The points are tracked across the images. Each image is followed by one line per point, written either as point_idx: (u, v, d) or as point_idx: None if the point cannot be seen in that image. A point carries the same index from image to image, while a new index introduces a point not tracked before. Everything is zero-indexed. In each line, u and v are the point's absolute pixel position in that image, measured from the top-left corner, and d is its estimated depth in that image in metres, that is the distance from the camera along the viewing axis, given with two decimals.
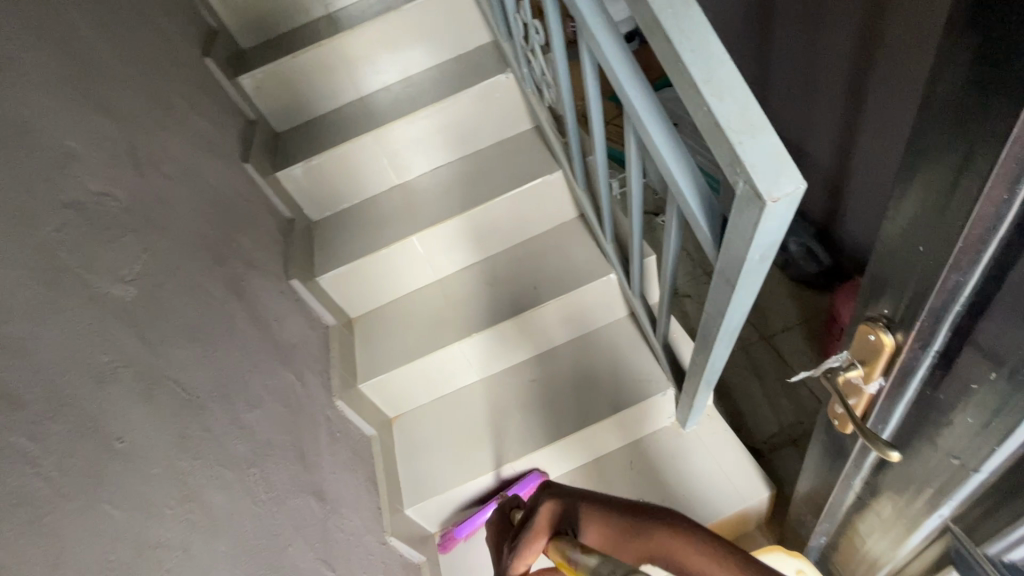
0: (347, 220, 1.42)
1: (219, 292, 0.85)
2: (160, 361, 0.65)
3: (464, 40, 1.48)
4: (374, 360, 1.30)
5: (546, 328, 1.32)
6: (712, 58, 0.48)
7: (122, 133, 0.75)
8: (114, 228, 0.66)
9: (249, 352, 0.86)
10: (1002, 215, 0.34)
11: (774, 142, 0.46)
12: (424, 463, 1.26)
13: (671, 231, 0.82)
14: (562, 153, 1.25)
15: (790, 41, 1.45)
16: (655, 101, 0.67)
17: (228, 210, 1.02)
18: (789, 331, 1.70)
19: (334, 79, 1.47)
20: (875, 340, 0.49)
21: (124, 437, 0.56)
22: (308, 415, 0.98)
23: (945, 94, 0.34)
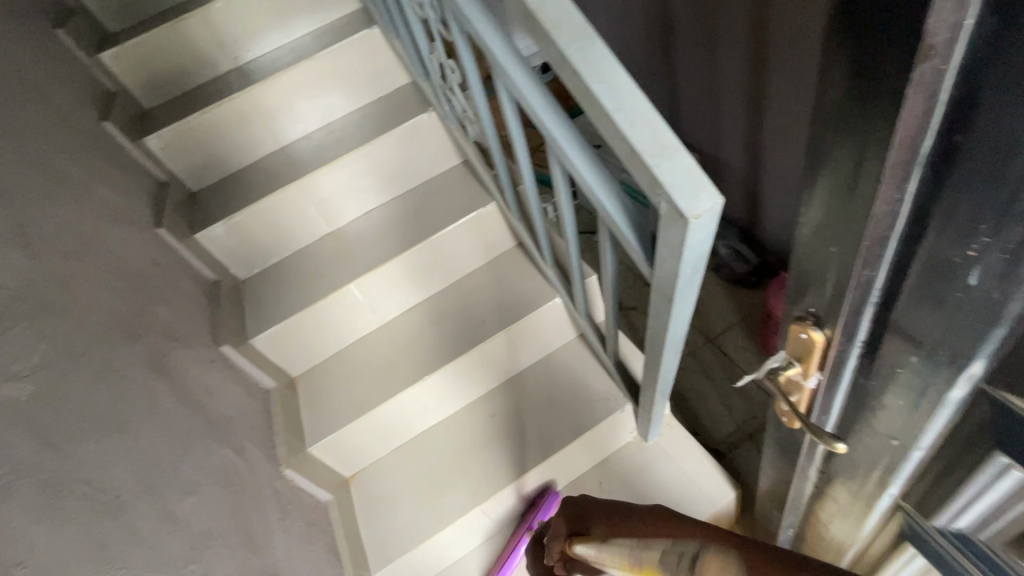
0: (279, 275, 1.36)
1: (137, 372, 0.78)
2: (68, 464, 0.58)
3: (383, 83, 1.48)
4: (322, 419, 1.23)
5: (499, 360, 1.30)
6: (620, 87, 0.50)
7: (5, 213, 0.68)
8: (2, 319, 0.59)
9: (177, 434, 0.79)
10: (896, 211, 0.37)
11: (688, 161, 0.48)
12: (388, 520, 1.19)
13: (606, 250, 0.83)
14: (493, 185, 1.26)
15: (691, 60, 1.55)
16: (574, 130, 0.68)
17: (142, 280, 0.94)
18: (731, 330, 1.77)
19: (251, 132, 1.42)
20: (807, 339, 0.51)
21: (25, 562, 0.48)
22: (253, 492, 0.90)
23: (833, 102, 0.36)
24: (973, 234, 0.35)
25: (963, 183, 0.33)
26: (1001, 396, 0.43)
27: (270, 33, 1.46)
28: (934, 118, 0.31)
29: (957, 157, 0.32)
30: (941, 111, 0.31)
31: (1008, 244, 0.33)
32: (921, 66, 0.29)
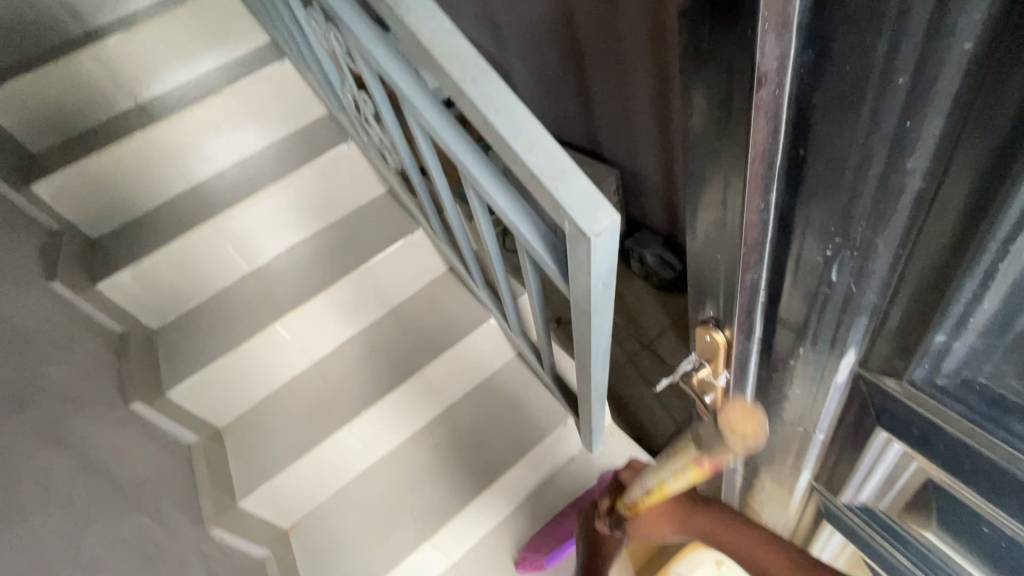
0: (196, 321, 1.27)
1: (26, 444, 0.70)
2: None
3: (298, 116, 1.45)
4: (254, 470, 1.15)
5: (439, 387, 1.29)
6: (516, 116, 0.52)
7: None
8: None
9: (81, 508, 0.71)
10: (764, 220, 0.40)
11: (584, 182, 0.50)
12: (334, 569, 1.13)
13: (529, 270, 0.85)
14: (417, 211, 1.26)
15: (601, 83, 1.63)
16: (484, 156, 0.70)
17: (32, 342, 0.86)
18: (664, 335, 1.84)
19: (156, 171, 1.34)
20: (712, 340, 0.52)
21: None
22: (176, 559, 0.83)
23: (694, 127, 0.38)
24: (829, 236, 0.39)
25: (813, 193, 0.37)
26: (877, 378, 0.47)
27: (172, 70, 1.40)
28: (779, 137, 0.35)
29: (804, 170, 0.36)
30: (783, 129, 0.34)
31: (856, 242, 0.38)
32: (759, 94, 0.32)
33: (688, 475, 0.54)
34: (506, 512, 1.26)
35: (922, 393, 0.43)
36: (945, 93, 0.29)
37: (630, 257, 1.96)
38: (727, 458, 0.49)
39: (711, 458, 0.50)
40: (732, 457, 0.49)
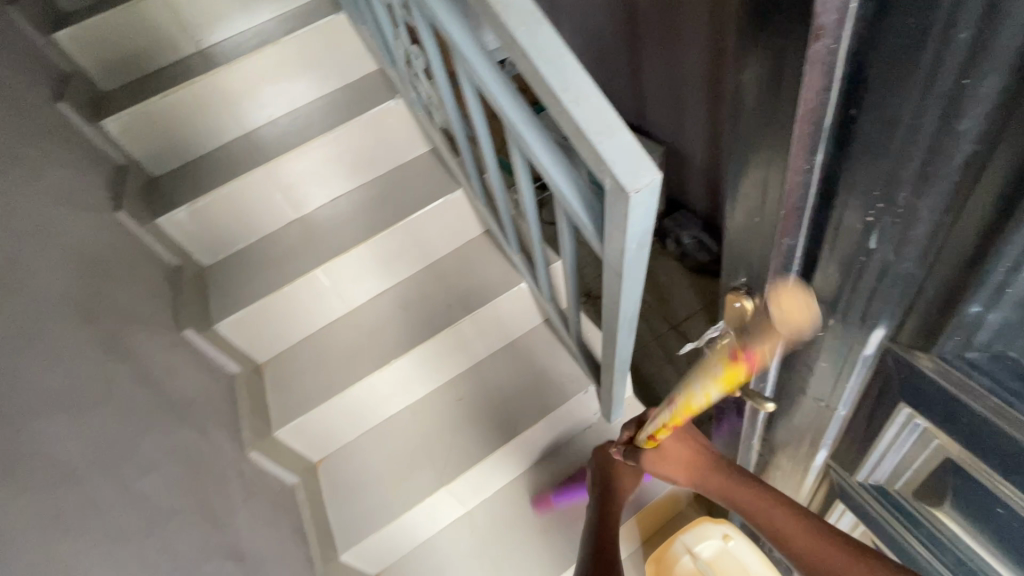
0: (244, 261, 1.34)
1: (92, 351, 0.77)
2: (24, 437, 0.58)
3: (349, 70, 1.48)
4: (288, 404, 1.23)
5: (466, 344, 1.32)
6: (567, 70, 0.52)
7: None
8: None
9: (137, 416, 0.78)
10: (807, 183, 0.39)
11: (628, 139, 0.51)
12: (357, 503, 1.20)
13: (564, 235, 0.86)
14: (459, 171, 1.28)
15: (653, 56, 1.58)
16: (531, 114, 0.71)
17: (99, 263, 0.93)
18: (693, 317, 1.83)
19: (214, 116, 1.40)
20: (741, 307, 0.53)
21: None
22: (217, 473, 0.91)
23: (746, 96, 0.39)
24: (872, 202, 0.39)
25: (859, 156, 0.37)
26: (908, 354, 0.48)
27: (234, 17, 1.44)
28: (831, 95, 0.35)
29: (853, 130, 0.36)
30: (835, 89, 0.34)
31: (899, 208, 0.38)
32: (813, 46, 0.31)
33: (718, 383, 0.52)
34: (520, 470, 1.30)
35: (954, 370, 0.45)
36: (1008, 48, 0.29)
37: (666, 237, 1.94)
38: (765, 344, 0.48)
39: (752, 345, 0.49)
40: (770, 344, 0.48)
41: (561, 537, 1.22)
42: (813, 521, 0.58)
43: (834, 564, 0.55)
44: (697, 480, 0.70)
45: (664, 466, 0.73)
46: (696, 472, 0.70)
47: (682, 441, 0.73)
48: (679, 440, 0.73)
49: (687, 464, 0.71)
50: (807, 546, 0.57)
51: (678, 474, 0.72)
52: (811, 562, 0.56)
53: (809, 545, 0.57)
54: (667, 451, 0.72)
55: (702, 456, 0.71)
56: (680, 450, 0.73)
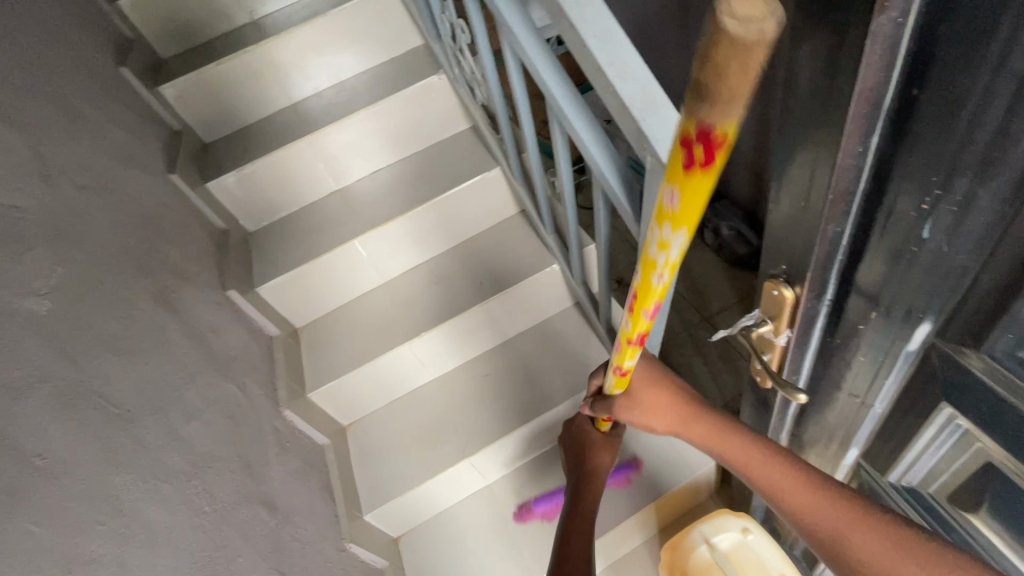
0: (286, 229, 1.39)
1: (146, 303, 0.82)
2: (84, 376, 0.62)
3: (394, 44, 1.49)
4: (322, 368, 1.27)
5: (496, 322, 1.34)
6: (614, 45, 0.52)
7: (30, 144, 0.72)
8: (25, 239, 0.63)
9: (183, 367, 0.82)
10: (859, 167, 0.38)
11: (673, 117, 0.50)
12: (382, 467, 1.24)
13: (600, 216, 0.85)
14: (497, 149, 1.28)
15: (703, 38, 1.53)
16: (574, 90, 0.70)
17: (153, 221, 0.98)
18: (727, 310, 1.78)
19: (264, 86, 1.44)
20: (779, 295, 0.51)
21: (45, 454, 0.52)
22: (253, 426, 0.95)
23: (802, 77, 0.38)
24: (929, 188, 0.37)
25: (919, 140, 0.35)
26: (954, 351, 0.47)
27: None
28: (893, 74, 0.33)
29: (914, 112, 0.34)
30: (898, 67, 0.33)
31: (958, 196, 0.37)
32: (878, 19, 0.30)
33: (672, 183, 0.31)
34: (541, 449, 1.31)
35: (1005, 367, 0.44)
36: None
37: (704, 227, 1.89)
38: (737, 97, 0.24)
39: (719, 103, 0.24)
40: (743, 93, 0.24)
41: None
42: (798, 469, 0.55)
43: (828, 518, 0.52)
44: (677, 427, 0.69)
45: (641, 414, 0.70)
46: (676, 421, 0.69)
47: (653, 385, 0.72)
48: (652, 385, 0.72)
49: (665, 411, 0.70)
50: (798, 501, 0.54)
51: (656, 422, 0.70)
52: (803, 513, 0.54)
53: (798, 495, 0.54)
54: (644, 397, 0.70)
55: (678, 403, 0.70)
56: (656, 397, 0.71)
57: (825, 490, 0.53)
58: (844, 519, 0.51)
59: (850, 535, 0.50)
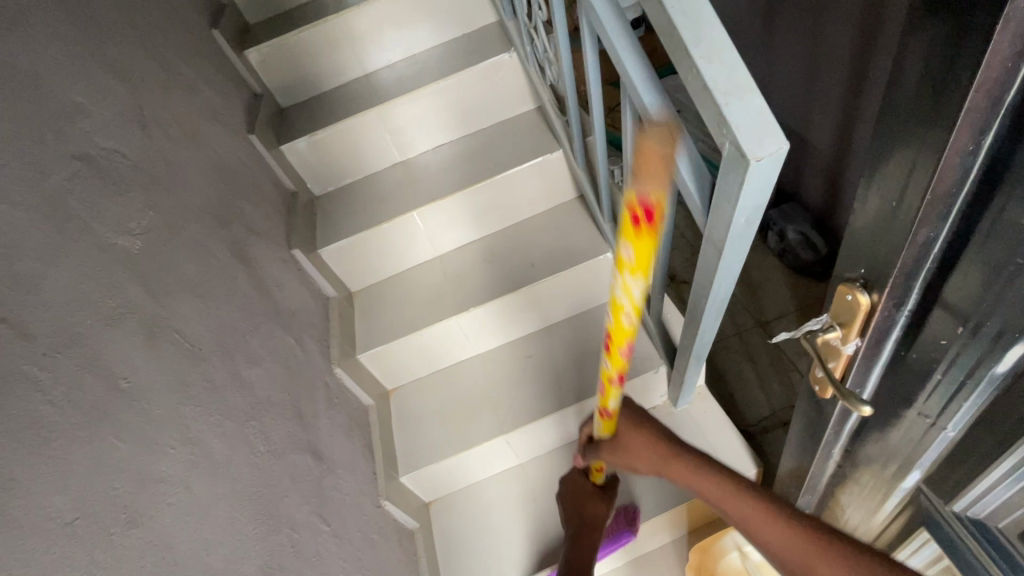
0: (350, 196, 1.44)
1: (222, 252, 0.87)
2: (165, 311, 0.67)
3: (467, 20, 1.49)
4: (373, 332, 1.32)
5: (543, 305, 1.34)
6: (702, 23, 0.50)
7: (129, 96, 0.78)
8: (121, 181, 0.69)
9: (249, 315, 0.88)
10: (965, 166, 0.36)
11: (758, 103, 0.48)
12: (420, 434, 1.28)
13: (665, 206, 0.82)
14: (562, 132, 1.27)
15: (790, 28, 1.45)
16: (650, 71, 0.67)
17: (232, 176, 1.04)
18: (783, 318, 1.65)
19: (339, 56, 1.48)
20: (852, 301, 0.48)
21: (130, 377, 0.57)
22: (307, 378, 1.00)
23: (908, 72, 0.36)
24: None
25: None
26: None
27: None
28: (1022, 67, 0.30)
29: None
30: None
31: None
32: None
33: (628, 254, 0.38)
34: (574, 436, 1.30)
35: None
36: None
37: (768, 229, 1.78)
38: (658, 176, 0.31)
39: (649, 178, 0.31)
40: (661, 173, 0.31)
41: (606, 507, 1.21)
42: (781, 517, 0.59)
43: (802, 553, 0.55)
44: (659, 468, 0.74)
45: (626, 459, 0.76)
46: (661, 464, 0.74)
47: (636, 432, 0.76)
48: (637, 433, 0.76)
49: (647, 455, 0.75)
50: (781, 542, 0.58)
51: (643, 462, 0.76)
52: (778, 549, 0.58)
53: (770, 529, 0.59)
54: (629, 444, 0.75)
55: (664, 445, 0.74)
56: (641, 443, 0.76)
57: (799, 526, 0.57)
58: (813, 552, 0.55)
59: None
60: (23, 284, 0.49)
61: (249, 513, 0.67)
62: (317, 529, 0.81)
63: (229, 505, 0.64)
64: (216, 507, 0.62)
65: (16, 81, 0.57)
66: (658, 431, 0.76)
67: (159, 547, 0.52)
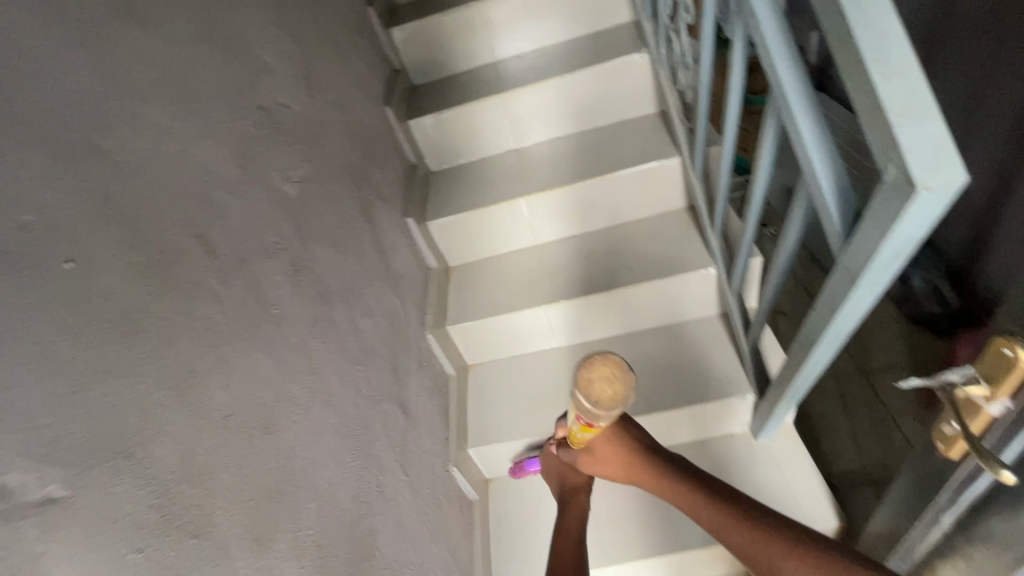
0: (463, 176, 1.50)
1: (354, 210, 0.96)
2: (308, 253, 0.75)
3: (601, 18, 1.50)
4: (464, 308, 1.38)
5: (634, 310, 1.32)
6: (887, 38, 0.47)
7: (300, 61, 0.89)
8: (288, 133, 0.78)
9: (368, 270, 0.95)
10: None
11: (938, 128, 0.45)
12: (491, 411, 1.31)
13: (790, 227, 0.80)
14: (684, 139, 1.25)
15: (957, 55, 1.31)
16: (805, 82, 0.64)
17: (368, 142, 1.13)
18: (891, 371, 1.48)
19: (473, 42, 1.54)
20: (1010, 357, 0.45)
21: (278, 305, 0.64)
22: (405, 338, 1.07)
23: None
24: None
25: None
26: None
27: None
28: None
29: None
30: None
31: None
32: None
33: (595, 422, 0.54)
34: None
35: None
36: None
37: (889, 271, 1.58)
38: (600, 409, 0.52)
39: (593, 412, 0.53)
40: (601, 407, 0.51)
41: (662, 521, 1.14)
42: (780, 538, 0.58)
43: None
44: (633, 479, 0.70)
45: (596, 467, 0.71)
46: (633, 471, 0.69)
47: (611, 441, 0.68)
48: (607, 441, 0.68)
49: (622, 464, 0.69)
50: (775, 566, 0.57)
51: (615, 471, 0.71)
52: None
53: (760, 549, 0.59)
54: (602, 452, 0.69)
55: (637, 454, 0.68)
56: (612, 451, 0.69)
57: (799, 555, 0.56)
58: None
59: (776, 566, 0.57)
60: (214, 209, 0.57)
61: (349, 447, 0.73)
62: (398, 476, 0.87)
63: (336, 435, 0.71)
64: (326, 434, 0.68)
65: (223, 37, 0.67)
66: (633, 436, 0.69)
67: (284, 456, 0.58)
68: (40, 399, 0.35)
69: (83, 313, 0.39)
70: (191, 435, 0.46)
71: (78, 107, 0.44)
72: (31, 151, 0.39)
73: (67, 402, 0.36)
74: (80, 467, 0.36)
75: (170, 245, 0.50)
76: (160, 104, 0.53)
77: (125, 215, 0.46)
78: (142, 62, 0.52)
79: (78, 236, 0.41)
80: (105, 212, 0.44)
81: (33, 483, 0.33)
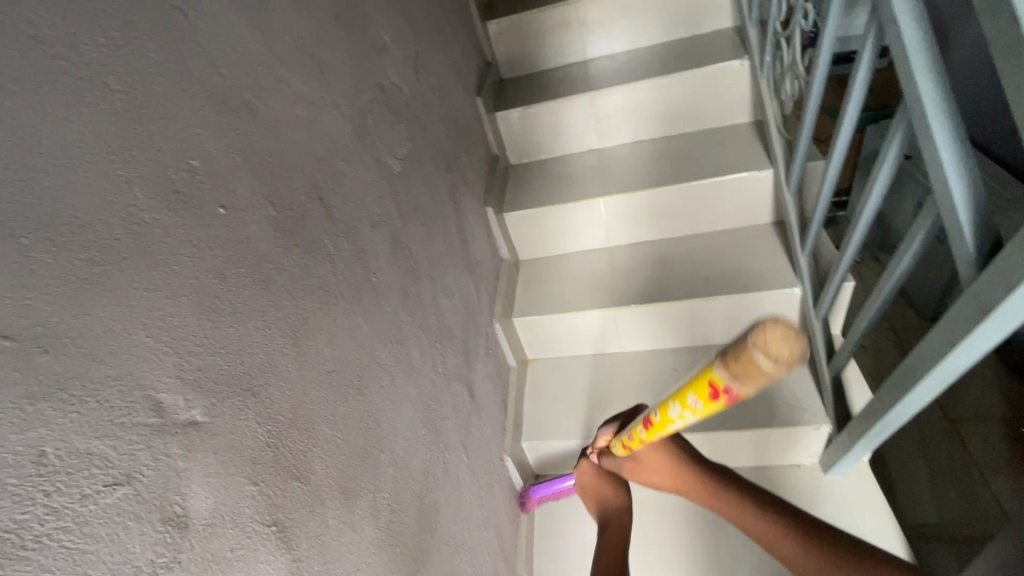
0: (542, 171, 1.51)
1: (444, 192, 0.98)
2: (404, 229, 0.77)
3: (701, 23, 1.46)
4: (531, 301, 1.38)
5: (706, 322, 1.28)
6: None
7: (412, 45, 0.92)
8: (397, 112, 0.81)
9: (451, 253, 0.97)
10: None
11: None
12: (547, 408, 1.31)
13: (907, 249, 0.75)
14: (781, 151, 1.20)
15: None
16: (948, 96, 0.60)
17: (460, 129, 1.15)
18: (983, 421, 1.33)
19: (566, 39, 1.54)
20: None
21: (377, 274, 0.67)
22: (476, 323, 1.08)
23: None
24: None
25: None
26: None
27: None
28: None
29: None
30: None
31: None
32: None
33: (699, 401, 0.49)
34: None
35: None
36: None
37: None
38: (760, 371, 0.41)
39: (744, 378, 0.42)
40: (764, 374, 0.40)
41: None
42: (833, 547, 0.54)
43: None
44: (684, 492, 0.66)
45: (642, 476, 0.69)
46: (678, 479, 0.66)
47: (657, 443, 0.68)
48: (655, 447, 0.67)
49: (671, 473, 0.66)
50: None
51: (663, 483, 0.68)
52: None
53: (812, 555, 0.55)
54: (648, 460, 0.68)
55: (683, 461, 0.66)
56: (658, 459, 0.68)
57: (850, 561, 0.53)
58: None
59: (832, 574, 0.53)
60: (334, 175, 0.60)
61: (424, 420, 0.75)
62: (461, 457, 0.88)
63: (414, 406, 0.73)
64: (406, 404, 0.70)
65: (353, 15, 0.71)
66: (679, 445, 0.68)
67: (371, 419, 0.60)
68: (193, 328, 0.37)
69: (229, 255, 0.42)
70: (302, 384, 0.48)
71: (239, 66, 0.47)
72: (202, 101, 0.42)
73: (212, 334, 0.39)
74: (217, 397, 0.38)
75: (298, 204, 0.52)
76: (299, 71, 0.56)
77: (266, 171, 0.49)
78: (288, 29, 0.55)
79: (230, 184, 0.43)
80: (251, 165, 0.47)
81: (181, 404, 0.35)
